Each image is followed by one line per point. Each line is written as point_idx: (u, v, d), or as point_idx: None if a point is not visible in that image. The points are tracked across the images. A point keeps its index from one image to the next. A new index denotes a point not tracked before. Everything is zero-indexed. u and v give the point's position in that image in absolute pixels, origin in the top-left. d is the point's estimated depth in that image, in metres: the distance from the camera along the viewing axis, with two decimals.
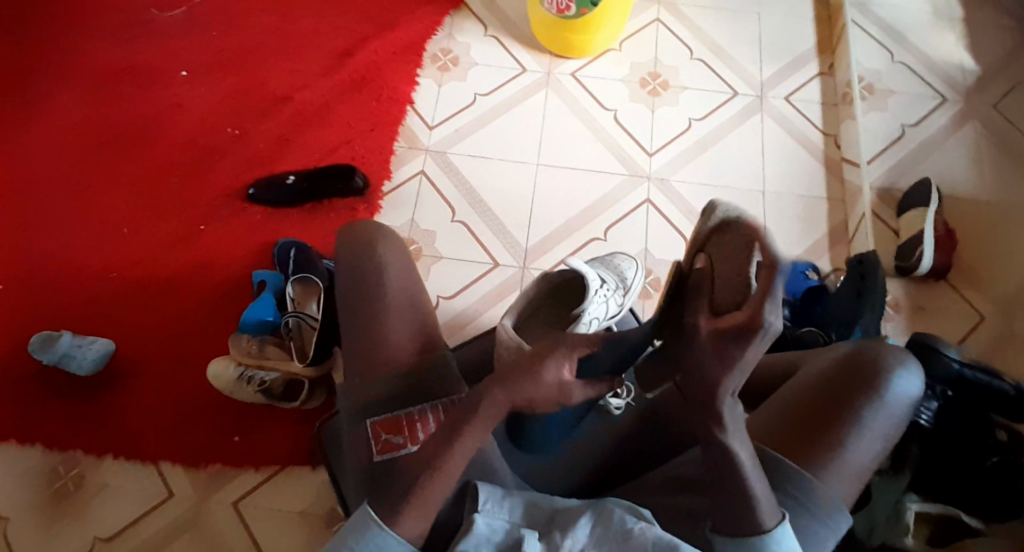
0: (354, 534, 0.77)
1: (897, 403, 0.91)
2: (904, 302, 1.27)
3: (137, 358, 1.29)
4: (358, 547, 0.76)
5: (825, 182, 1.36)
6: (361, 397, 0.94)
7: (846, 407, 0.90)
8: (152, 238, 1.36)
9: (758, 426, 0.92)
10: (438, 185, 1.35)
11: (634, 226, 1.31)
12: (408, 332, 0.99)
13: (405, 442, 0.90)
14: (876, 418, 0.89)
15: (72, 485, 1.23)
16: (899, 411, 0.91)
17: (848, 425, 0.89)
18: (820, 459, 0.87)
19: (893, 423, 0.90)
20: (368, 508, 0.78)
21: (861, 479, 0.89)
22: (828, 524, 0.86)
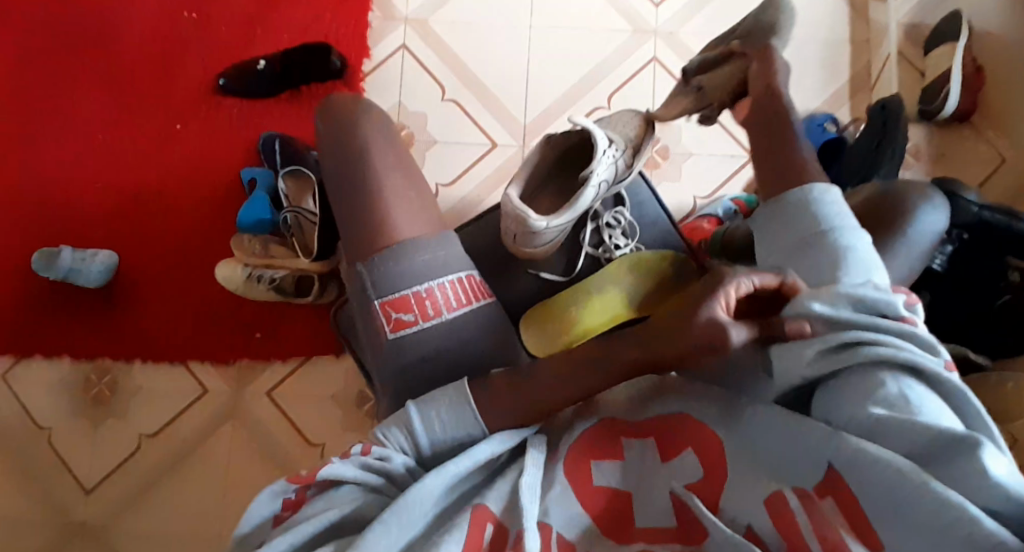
0: (442, 399, 0.79)
1: (922, 237, 0.90)
2: (925, 150, 1.21)
3: (143, 265, 1.29)
4: (447, 417, 0.79)
5: (850, 25, 1.25)
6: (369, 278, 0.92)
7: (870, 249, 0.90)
8: (134, 141, 1.31)
9: None
10: (421, 58, 1.27)
11: (639, 88, 1.24)
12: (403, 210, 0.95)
13: (416, 318, 0.91)
14: (900, 257, 0.90)
15: (107, 391, 1.27)
16: (921, 248, 0.91)
17: None
18: None
19: (914, 260, 0.91)
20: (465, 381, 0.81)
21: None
22: None
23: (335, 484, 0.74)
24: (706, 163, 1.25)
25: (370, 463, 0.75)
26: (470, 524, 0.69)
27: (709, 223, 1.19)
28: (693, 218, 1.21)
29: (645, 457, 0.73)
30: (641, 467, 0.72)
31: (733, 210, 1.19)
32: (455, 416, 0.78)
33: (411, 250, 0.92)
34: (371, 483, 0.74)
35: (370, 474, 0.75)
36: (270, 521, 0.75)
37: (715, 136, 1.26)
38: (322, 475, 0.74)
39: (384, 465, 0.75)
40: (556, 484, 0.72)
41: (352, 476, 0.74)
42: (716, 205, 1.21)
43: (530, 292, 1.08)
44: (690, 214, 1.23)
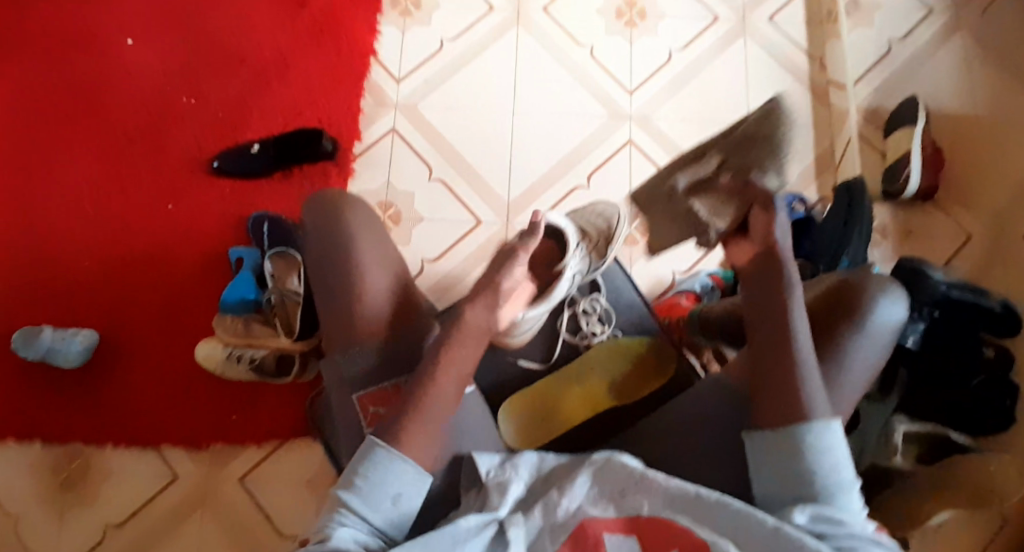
0: (361, 457, 0.77)
1: (881, 331, 0.88)
2: (891, 228, 1.25)
3: (123, 346, 1.27)
4: (368, 471, 0.76)
5: (812, 109, 1.31)
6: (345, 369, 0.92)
7: (828, 340, 0.88)
8: (121, 220, 1.31)
9: None
10: (411, 141, 1.31)
11: (617, 170, 1.28)
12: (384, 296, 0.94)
13: (390, 414, 0.90)
14: (859, 350, 0.88)
15: (78, 475, 1.24)
16: (882, 341, 0.88)
17: (828, 363, 0.87)
18: None
19: (875, 352, 0.88)
20: (375, 437, 0.79)
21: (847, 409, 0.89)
22: None
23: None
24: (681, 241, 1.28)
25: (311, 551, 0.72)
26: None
27: (686, 298, 1.21)
28: (670, 294, 1.24)
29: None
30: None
31: (710, 285, 1.23)
32: (379, 463, 0.76)
33: (388, 345, 0.91)
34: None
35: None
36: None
37: None
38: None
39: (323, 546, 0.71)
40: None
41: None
42: (692, 281, 1.23)
43: (507, 373, 1.08)
44: (668, 289, 1.25)
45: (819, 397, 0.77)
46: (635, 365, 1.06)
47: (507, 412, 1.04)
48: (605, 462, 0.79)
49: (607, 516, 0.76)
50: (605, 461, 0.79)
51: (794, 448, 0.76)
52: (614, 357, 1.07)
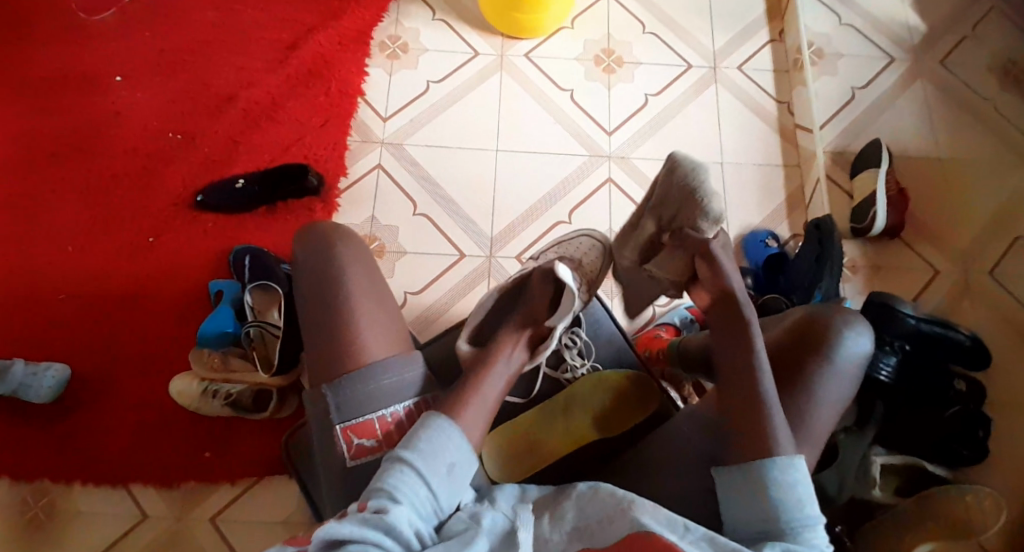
0: (421, 425, 0.83)
1: (850, 365, 0.89)
2: (861, 263, 1.29)
3: (97, 380, 1.25)
4: (429, 440, 0.82)
5: (780, 150, 1.37)
6: (333, 400, 0.91)
7: (800, 374, 0.89)
8: (100, 253, 1.30)
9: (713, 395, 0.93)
10: (396, 177, 1.34)
11: (596, 206, 1.32)
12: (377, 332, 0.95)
13: (376, 444, 0.91)
14: (830, 384, 0.89)
15: (44, 515, 1.20)
16: (853, 373, 0.90)
17: (801, 397, 0.89)
18: None
19: (847, 385, 0.89)
20: (435, 409, 0.86)
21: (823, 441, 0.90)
22: None
23: (334, 544, 0.74)
24: None
25: (367, 518, 0.76)
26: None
27: (666, 330, 1.23)
28: (651, 325, 1.26)
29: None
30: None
31: (689, 318, 1.25)
32: (439, 436, 0.82)
33: (379, 373, 0.91)
34: (371, 537, 0.74)
35: (367, 529, 0.75)
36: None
37: None
38: (318, 536, 0.74)
39: (382, 517, 0.76)
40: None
41: (349, 533, 0.74)
42: (672, 314, 1.26)
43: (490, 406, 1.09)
44: (648, 323, 1.27)
45: (786, 434, 0.82)
46: (617, 396, 1.06)
47: (491, 445, 1.04)
48: (591, 490, 0.82)
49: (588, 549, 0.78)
50: (592, 488, 0.82)
51: (760, 483, 0.80)
52: (595, 392, 1.07)
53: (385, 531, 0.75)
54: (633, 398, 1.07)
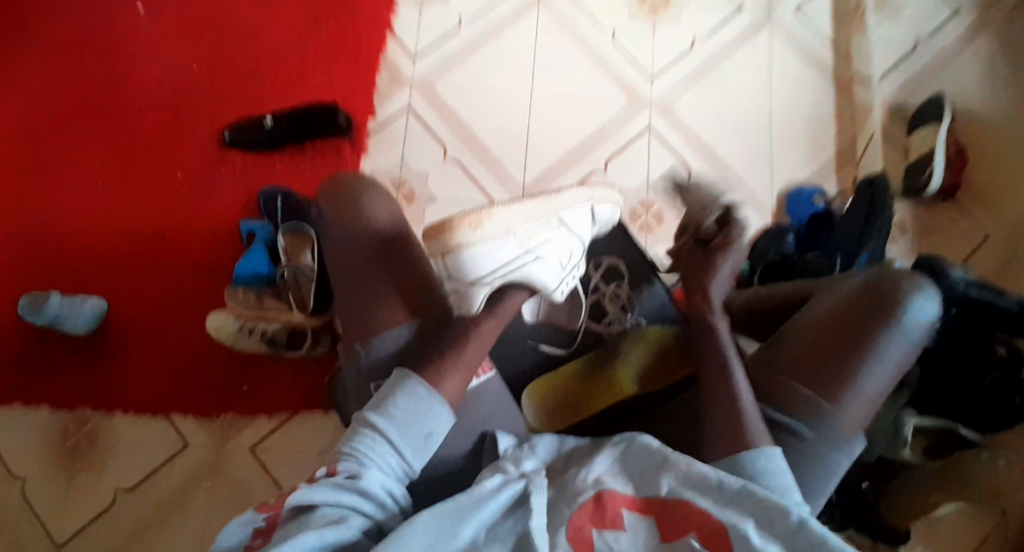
0: (391, 389, 0.91)
1: (916, 326, 0.95)
2: (909, 223, 1.24)
3: (133, 315, 1.28)
4: (398, 403, 0.90)
5: (833, 100, 1.31)
6: (364, 360, 0.99)
7: (866, 336, 0.94)
8: (132, 188, 1.31)
9: (776, 355, 0.99)
10: (424, 119, 1.32)
11: (636, 155, 1.29)
12: (401, 292, 1.00)
13: None
14: (892, 345, 0.94)
15: (86, 441, 1.24)
16: (917, 334, 0.95)
17: (865, 358, 0.94)
18: (838, 390, 0.94)
19: (910, 345, 0.95)
20: (403, 370, 0.93)
21: (875, 399, 0.96)
22: (846, 447, 0.96)
23: (308, 507, 0.80)
24: None
25: (341, 483, 0.82)
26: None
27: None
28: (685, 282, 1.22)
29: (644, 533, 0.78)
30: (643, 541, 0.78)
31: None
32: (412, 400, 0.90)
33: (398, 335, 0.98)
34: (346, 499, 0.81)
35: (342, 492, 0.82)
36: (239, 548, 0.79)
37: None
38: (290, 502, 0.80)
39: (355, 482, 0.83)
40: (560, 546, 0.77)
41: (324, 498, 0.80)
42: None
43: (525, 359, 1.09)
44: (683, 280, 1.23)
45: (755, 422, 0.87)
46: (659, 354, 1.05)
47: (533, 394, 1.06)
48: (631, 442, 0.86)
49: (623, 493, 0.82)
50: (632, 442, 0.86)
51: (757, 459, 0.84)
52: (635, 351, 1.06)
53: (359, 494, 0.83)
54: (672, 355, 1.05)
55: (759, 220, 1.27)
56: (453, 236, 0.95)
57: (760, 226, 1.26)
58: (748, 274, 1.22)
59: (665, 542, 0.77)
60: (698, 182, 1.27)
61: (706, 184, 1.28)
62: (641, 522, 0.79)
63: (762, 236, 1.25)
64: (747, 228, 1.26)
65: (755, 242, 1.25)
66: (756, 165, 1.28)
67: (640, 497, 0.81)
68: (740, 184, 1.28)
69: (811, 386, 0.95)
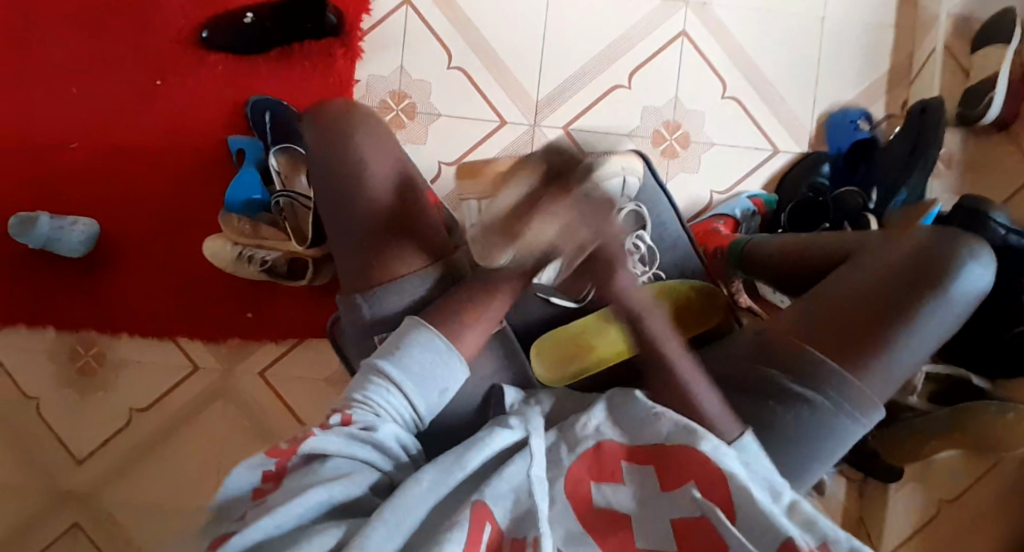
0: (406, 337, 0.87)
1: (962, 297, 0.86)
2: (958, 157, 1.13)
3: (124, 235, 1.21)
4: (411, 350, 0.87)
5: (896, 7, 1.14)
6: (366, 311, 0.98)
7: (904, 306, 0.85)
8: (106, 94, 1.19)
9: (799, 310, 0.89)
10: (426, 18, 1.16)
11: (664, 67, 1.14)
12: (403, 240, 0.98)
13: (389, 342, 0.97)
14: (931, 321, 0.85)
15: (94, 363, 1.24)
16: (962, 304, 0.86)
17: (900, 326, 0.85)
18: (864, 358, 0.85)
19: (952, 317, 0.86)
20: (417, 316, 0.89)
21: (900, 377, 0.87)
22: (861, 419, 0.86)
23: (321, 456, 0.78)
24: (727, 157, 1.15)
25: (355, 434, 0.80)
26: (471, 522, 0.71)
27: (724, 224, 1.11)
28: (708, 217, 1.13)
29: (642, 485, 0.76)
30: (637, 493, 0.76)
31: (752, 211, 1.12)
32: (428, 353, 0.86)
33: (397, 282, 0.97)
34: (359, 452, 0.80)
35: (355, 445, 0.80)
36: (248, 492, 0.77)
37: (739, 125, 1.15)
38: (303, 449, 0.78)
39: (369, 434, 0.81)
40: (559, 501, 0.76)
41: (338, 448, 0.78)
42: (732, 205, 1.12)
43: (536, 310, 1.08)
44: (704, 213, 1.14)
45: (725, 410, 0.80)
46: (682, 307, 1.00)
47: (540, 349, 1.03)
48: (626, 392, 0.82)
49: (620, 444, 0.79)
50: (627, 391, 0.82)
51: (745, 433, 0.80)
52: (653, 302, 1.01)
53: (372, 446, 0.81)
54: (694, 312, 1.00)
55: (795, 146, 1.16)
56: (493, 183, 0.88)
57: (793, 154, 1.15)
58: (775, 210, 1.13)
59: (664, 496, 0.75)
60: (732, 100, 1.14)
61: (741, 101, 1.15)
62: (635, 472, 0.77)
63: (796, 165, 1.14)
64: (778, 155, 1.15)
65: (788, 171, 1.14)
66: (798, 81, 1.14)
67: (631, 444, 0.79)
68: (777, 102, 1.14)
69: (836, 355, 0.85)
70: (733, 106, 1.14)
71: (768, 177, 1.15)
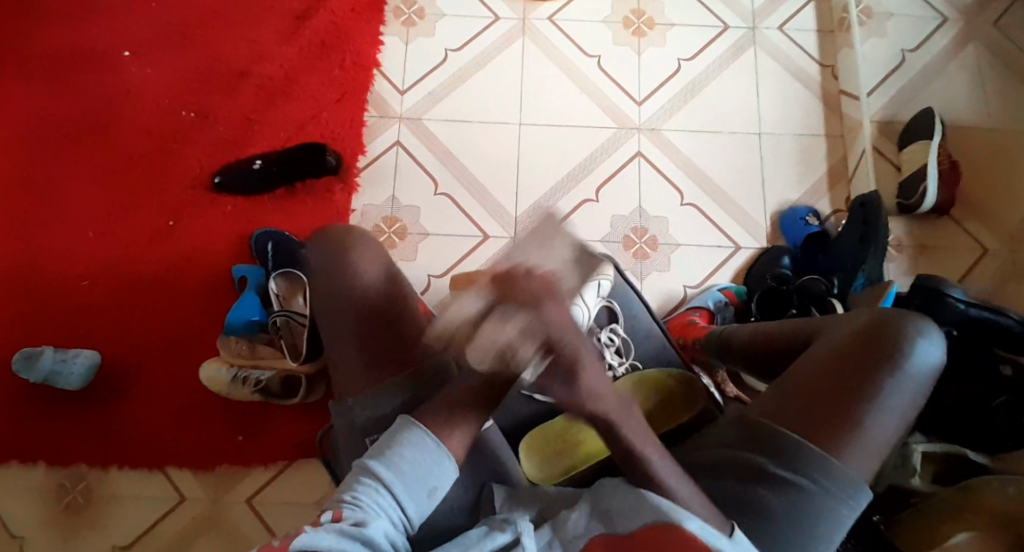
0: (396, 437, 0.84)
1: (919, 372, 0.85)
2: (907, 241, 1.23)
3: (124, 366, 1.25)
4: (399, 450, 0.83)
5: (824, 119, 1.31)
6: (360, 416, 0.91)
7: (864, 384, 0.84)
8: (123, 238, 1.30)
9: (772, 397, 0.87)
10: (415, 155, 1.31)
11: (626, 182, 1.27)
12: (394, 342, 0.94)
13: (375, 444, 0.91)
14: (897, 391, 0.84)
15: (80, 498, 1.20)
16: (920, 382, 0.85)
17: (867, 403, 0.83)
18: (842, 438, 0.82)
19: (914, 395, 0.85)
20: (407, 417, 0.86)
21: (881, 455, 0.84)
22: (852, 502, 0.82)
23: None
24: (693, 255, 1.24)
25: (345, 529, 0.77)
26: None
27: (700, 315, 1.17)
28: (683, 310, 1.19)
29: None
30: None
31: (723, 301, 1.18)
32: (418, 452, 0.83)
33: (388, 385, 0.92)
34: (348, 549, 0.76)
35: (347, 541, 0.76)
36: None
37: (699, 227, 1.25)
38: (294, 546, 0.75)
39: (359, 530, 0.77)
40: None
41: (327, 544, 0.75)
42: (705, 296, 1.18)
43: (521, 406, 1.03)
44: (679, 305, 1.21)
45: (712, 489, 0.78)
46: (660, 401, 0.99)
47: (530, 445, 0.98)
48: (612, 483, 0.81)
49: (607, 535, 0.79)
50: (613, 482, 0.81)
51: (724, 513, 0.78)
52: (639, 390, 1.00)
53: (363, 543, 0.77)
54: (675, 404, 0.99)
55: (755, 243, 1.25)
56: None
57: (754, 249, 1.24)
58: (744, 298, 1.20)
59: None
60: (691, 207, 1.26)
61: (699, 207, 1.26)
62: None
63: (759, 258, 1.22)
64: (741, 251, 1.24)
65: (752, 263, 1.23)
66: (748, 187, 1.27)
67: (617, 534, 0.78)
68: (732, 205, 1.26)
69: (815, 435, 0.83)
70: (693, 212, 1.26)
71: (736, 270, 1.23)
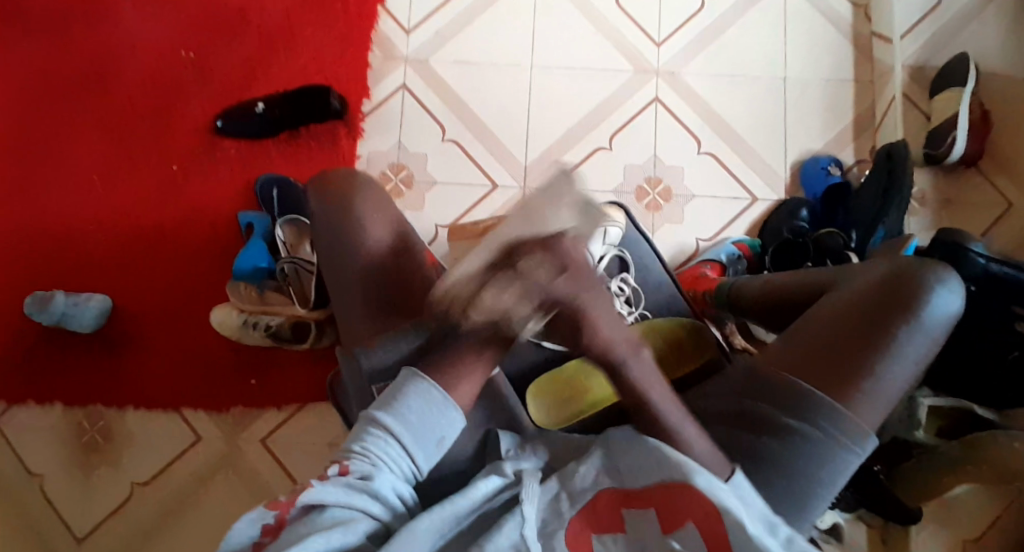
0: (402, 388, 0.76)
1: (937, 321, 0.80)
2: (931, 194, 1.19)
3: (134, 310, 1.25)
4: (406, 400, 0.76)
5: (852, 64, 1.24)
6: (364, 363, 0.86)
7: (877, 334, 0.79)
8: (130, 180, 1.28)
9: (780, 347, 0.82)
10: (422, 98, 1.26)
11: (643, 129, 1.23)
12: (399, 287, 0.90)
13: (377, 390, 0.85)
14: (912, 341, 0.79)
15: (99, 437, 1.22)
16: (936, 332, 0.81)
17: (878, 352, 0.78)
18: (849, 388, 0.78)
19: (928, 345, 0.80)
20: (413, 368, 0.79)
21: (890, 407, 0.79)
22: (857, 449, 0.78)
23: (317, 507, 0.69)
24: (708, 207, 1.21)
25: (352, 483, 0.71)
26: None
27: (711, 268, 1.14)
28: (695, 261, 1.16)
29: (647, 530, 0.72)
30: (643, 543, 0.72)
31: (737, 254, 1.15)
32: (430, 403, 0.75)
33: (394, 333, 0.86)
34: (356, 503, 0.70)
35: (353, 493, 0.71)
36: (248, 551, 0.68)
37: (716, 177, 1.22)
38: (301, 500, 0.69)
39: (366, 483, 0.72)
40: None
41: (335, 498, 0.70)
42: (718, 250, 1.15)
43: (529, 358, 0.99)
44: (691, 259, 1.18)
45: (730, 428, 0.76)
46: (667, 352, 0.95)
47: (534, 390, 0.94)
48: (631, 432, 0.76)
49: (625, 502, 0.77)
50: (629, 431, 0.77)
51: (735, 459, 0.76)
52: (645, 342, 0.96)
53: (371, 497, 0.72)
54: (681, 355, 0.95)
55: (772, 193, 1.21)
56: None
57: (771, 200, 1.20)
58: (758, 252, 1.17)
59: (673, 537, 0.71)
60: (708, 156, 1.22)
61: (717, 157, 1.22)
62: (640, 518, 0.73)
63: (775, 210, 1.18)
64: (757, 202, 1.20)
65: (768, 216, 1.19)
66: (768, 135, 1.22)
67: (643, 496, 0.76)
68: (750, 154, 1.22)
69: (821, 384, 0.78)
70: (710, 161, 1.22)
71: (751, 221, 1.20)
